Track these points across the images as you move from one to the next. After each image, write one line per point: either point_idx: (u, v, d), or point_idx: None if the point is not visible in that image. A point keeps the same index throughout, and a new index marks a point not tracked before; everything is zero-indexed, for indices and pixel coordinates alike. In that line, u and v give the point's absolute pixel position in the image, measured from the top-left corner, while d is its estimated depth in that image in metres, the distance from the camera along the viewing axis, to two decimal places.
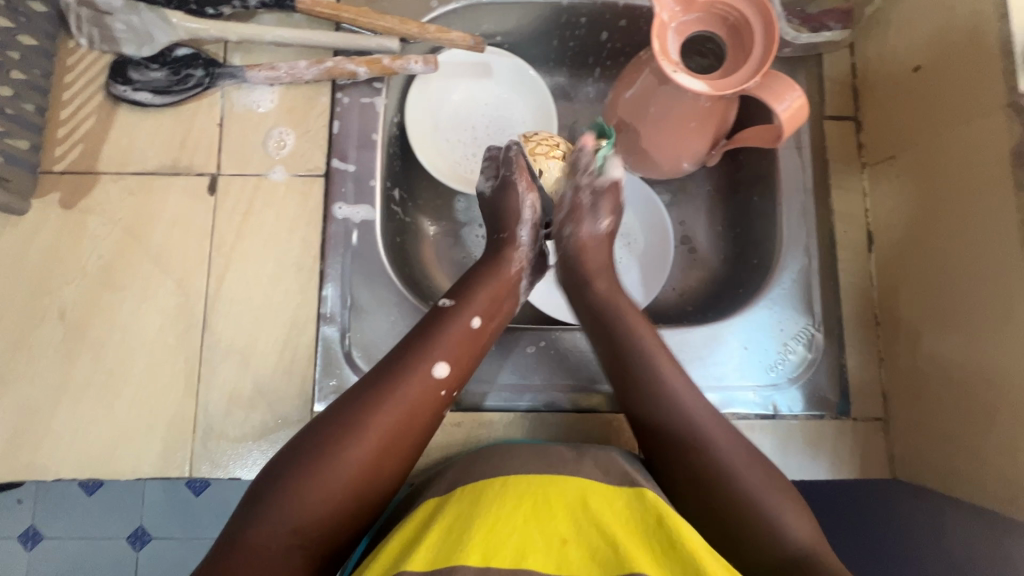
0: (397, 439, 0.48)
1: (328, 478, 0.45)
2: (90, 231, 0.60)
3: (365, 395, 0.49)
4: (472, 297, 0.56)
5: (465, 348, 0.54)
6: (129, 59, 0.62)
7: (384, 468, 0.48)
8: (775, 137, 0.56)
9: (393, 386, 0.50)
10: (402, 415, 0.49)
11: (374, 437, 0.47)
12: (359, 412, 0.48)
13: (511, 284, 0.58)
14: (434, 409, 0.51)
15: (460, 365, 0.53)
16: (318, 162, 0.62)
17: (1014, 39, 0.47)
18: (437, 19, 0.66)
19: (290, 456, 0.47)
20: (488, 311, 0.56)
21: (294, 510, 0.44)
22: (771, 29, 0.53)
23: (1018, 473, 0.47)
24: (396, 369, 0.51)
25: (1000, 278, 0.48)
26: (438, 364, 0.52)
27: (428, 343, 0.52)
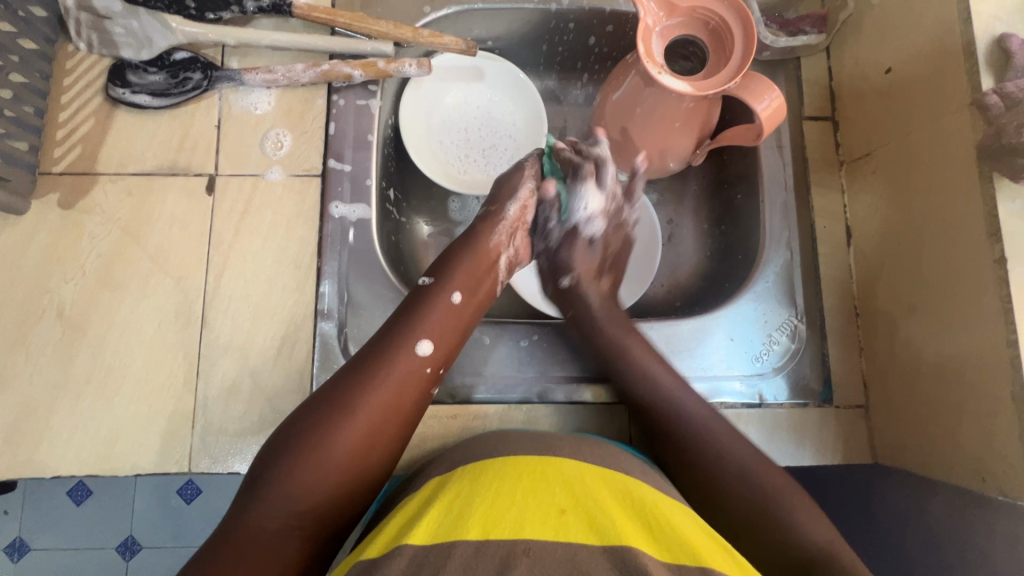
0: (384, 416, 0.50)
1: (319, 459, 0.47)
2: (88, 231, 0.60)
3: (351, 376, 0.50)
4: (452, 276, 0.57)
5: (448, 325, 0.55)
6: (128, 62, 0.63)
7: (374, 445, 0.49)
8: (754, 136, 0.59)
9: (378, 365, 0.51)
10: (388, 393, 0.50)
11: (361, 416, 0.49)
12: (345, 393, 0.49)
13: (492, 259, 0.60)
14: (420, 385, 0.52)
15: (444, 341, 0.54)
16: (315, 162, 0.64)
17: (976, 40, 0.50)
18: (430, 24, 0.69)
19: (282, 441, 0.48)
20: (468, 288, 0.57)
21: (290, 492, 0.45)
22: (749, 32, 0.55)
23: (992, 451, 0.49)
24: (379, 350, 0.52)
25: (969, 267, 0.51)
26: (422, 342, 0.53)
27: (411, 323, 0.54)
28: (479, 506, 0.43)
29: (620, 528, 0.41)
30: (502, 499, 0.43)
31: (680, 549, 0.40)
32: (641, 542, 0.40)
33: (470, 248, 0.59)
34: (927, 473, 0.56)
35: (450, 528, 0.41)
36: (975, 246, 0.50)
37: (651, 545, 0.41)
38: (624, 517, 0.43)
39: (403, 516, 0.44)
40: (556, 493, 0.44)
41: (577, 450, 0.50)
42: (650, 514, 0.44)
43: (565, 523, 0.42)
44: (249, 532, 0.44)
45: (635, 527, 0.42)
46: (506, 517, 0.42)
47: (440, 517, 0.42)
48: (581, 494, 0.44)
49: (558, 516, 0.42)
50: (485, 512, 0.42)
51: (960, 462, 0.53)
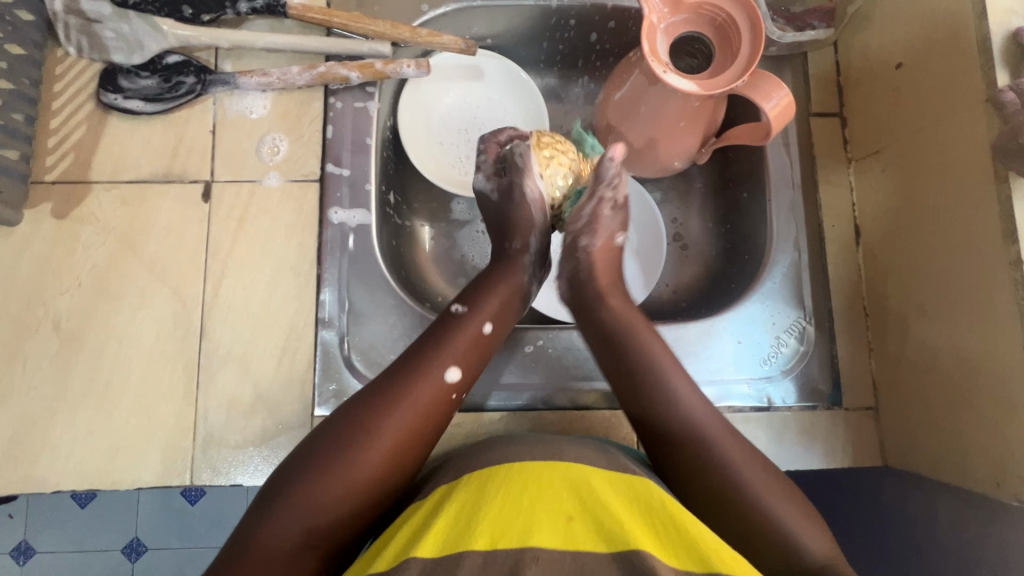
0: (410, 441, 0.49)
1: (340, 482, 0.46)
2: (83, 241, 0.59)
3: (378, 401, 0.49)
4: (483, 301, 0.56)
5: (475, 352, 0.54)
6: (119, 66, 0.62)
7: (396, 469, 0.48)
8: (763, 135, 0.58)
9: (409, 391, 0.50)
10: (417, 418, 0.49)
11: (386, 440, 0.48)
12: (372, 416, 0.48)
13: (518, 290, 0.59)
14: (446, 410, 0.52)
15: (472, 366, 0.54)
16: (312, 167, 0.62)
17: (992, 36, 0.48)
18: (428, 23, 0.67)
19: (301, 460, 0.47)
20: (498, 314, 0.56)
21: (306, 511, 0.45)
22: (757, 29, 0.54)
23: (1007, 454, 0.48)
24: (409, 374, 0.51)
25: (984, 268, 0.50)
26: (450, 369, 0.52)
27: (441, 348, 0.53)
28: (486, 514, 0.42)
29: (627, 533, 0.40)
30: (509, 506, 0.42)
31: (689, 557, 0.40)
32: (650, 546, 0.40)
33: (502, 272, 0.59)
34: (940, 476, 0.55)
35: (458, 537, 0.40)
36: (990, 244, 0.49)
37: (661, 551, 0.40)
38: (633, 521, 0.42)
39: (410, 526, 0.44)
40: (565, 499, 0.43)
41: (585, 453, 0.49)
42: (660, 518, 0.43)
43: (573, 531, 0.41)
44: (260, 551, 0.43)
45: (642, 531, 0.41)
46: (515, 524, 0.41)
47: (448, 527, 0.42)
48: (588, 499, 0.43)
49: (566, 523, 0.42)
50: (493, 519, 0.41)
51: (973, 465, 0.52)
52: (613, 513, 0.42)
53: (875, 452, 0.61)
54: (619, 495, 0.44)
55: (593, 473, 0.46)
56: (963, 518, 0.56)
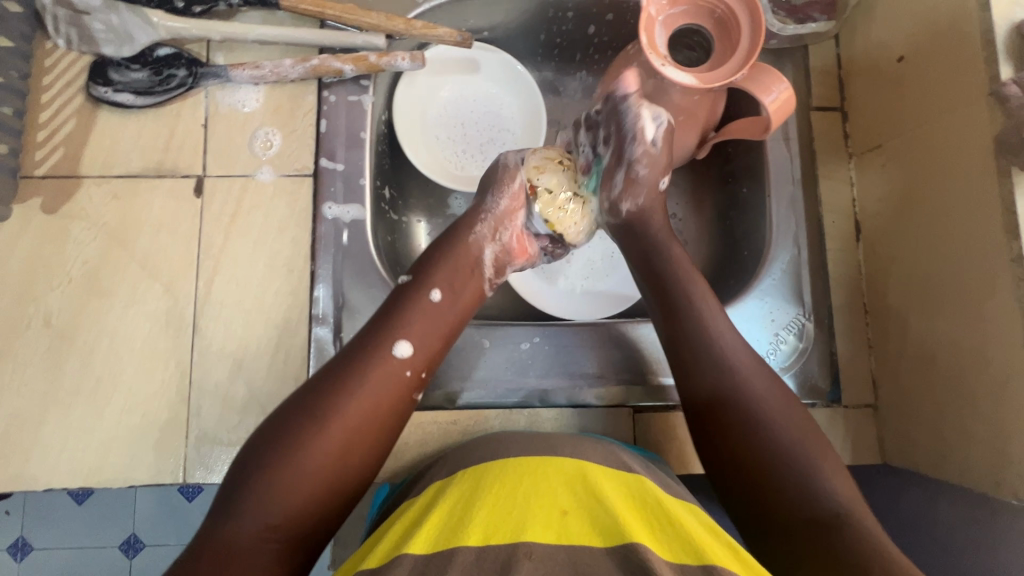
0: (360, 418, 0.48)
1: (295, 468, 0.45)
2: (74, 236, 0.58)
3: (330, 382, 0.49)
4: (431, 275, 0.55)
5: (428, 325, 0.53)
6: (109, 59, 0.61)
7: (349, 450, 0.47)
8: (762, 129, 0.57)
9: (357, 369, 0.50)
10: (365, 397, 0.49)
11: (334, 419, 0.47)
12: (323, 399, 0.48)
13: (482, 260, 0.58)
14: (400, 390, 0.51)
15: (425, 342, 0.53)
16: (306, 161, 0.61)
17: (995, 28, 0.48)
18: (423, 15, 0.66)
19: (258, 445, 0.47)
20: (449, 285, 0.55)
21: (266, 501, 0.44)
22: (757, 21, 0.53)
23: (1008, 453, 0.48)
24: (359, 353, 0.51)
25: (986, 264, 0.49)
26: (400, 345, 0.51)
27: (393, 325, 0.52)
28: (479, 511, 0.41)
29: (623, 528, 0.40)
30: (503, 502, 0.42)
31: (684, 550, 0.39)
32: (645, 540, 0.39)
33: (454, 243, 0.57)
34: (940, 474, 0.55)
35: (451, 532, 0.40)
36: (992, 240, 0.48)
37: (657, 546, 0.40)
38: (629, 515, 0.41)
39: (403, 522, 0.43)
40: (559, 493, 0.43)
41: (582, 446, 0.48)
42: (655, 512, 0.42)
43: (567, 526, 0.41)
44: (222, 545, 0.42)
45: (638, 527, 0.41)
46: (508, 519, 0.41)
47: (441, 522, 0.41)
48: (583, 494, 0.43)
49: (560, 518, 0.41)
50: (487, 515, 0.41)
51: (973, 463, 0.51)
52: (608, 508, 0.42)
53: (874, 450, 0.61)
54: (615, 488, 0.44)
55: (588, 467, 0.45)
56: (962, 515, 0.56)
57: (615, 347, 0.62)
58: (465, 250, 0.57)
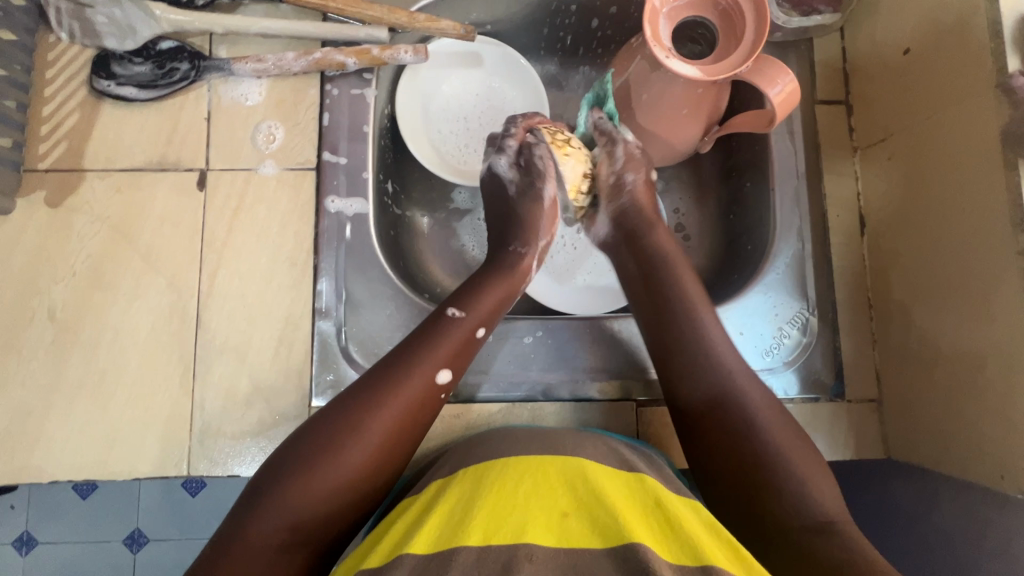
0: (398, 442, 0.49)
1: (328, 482, 0.45)
2: (77, 230, 0.58)
3: (369, 399, 0.49)
4: (478, 303, 0.56)
5: (467, 353, 0.54)
6: (112, 53, 0.61)
7: (382, 473, 0.48)
8: (767, 122, 0.57)
9: (404, 392, 0.50)
10: (405, 420, 0.49)
11: (375, 441, 0.48)
12: (361, 417, 0.48)
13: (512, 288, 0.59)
14: (432, 414, 0.52)
15: (462, 372, 0.54)
16: (309, 155, 0.61)
17: (1003, 19, 0.47)
18: (426, 8, 0.66)
19: (292, 455, 0.46)
20: (490, 321, 0.56)
21: (294, 510, 0.44)
22: (762, 12, 0.52)
23: (1013, 448, 0.48)
24: (405, 372, 0.51)
25: (992, 258, 0.49)
26: (443, 371, 0.52)
27: (435, 348, 0.53)
28: (480, 510, 0.41)
29: (624, 527, 0.40)
30: (503, 503, 0.42)
31: (685, 550, 0.39)
32: (646, 539, 0.39)
33: (500, 275, 0.59)
34: (945, 470, 0.54)
35: (452, 532, 0.40)
36: (999, 234, 0.48)
37: (658, 546, 0.39)
38: (630, 515, 0.41)
39: (404, 523, 0.43)
40: (559, 495, 0.43)
41: (583, 446, 0.48)
42: (657, 514, 0.42)
43: (568, 527, 0.41)
44: (245, 549, 0.42)
45: (639, 526, 0.40)
46: (509, 519, 0.41)
47: (442, 522, 0.41)
48: (584, 495, 0.43)
49: (561, 520, 0.41)
50: (488, 515, 0.41)
51: (978, 458, 0.51)
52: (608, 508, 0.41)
53: (878, 445, 0.61)
54: (616, 489, 0.44)
55: (589, 468, 0.45)
56: (965, 509, 0.56)
57: (616, 341, 0.62)
58: (504, 285, 0.58)
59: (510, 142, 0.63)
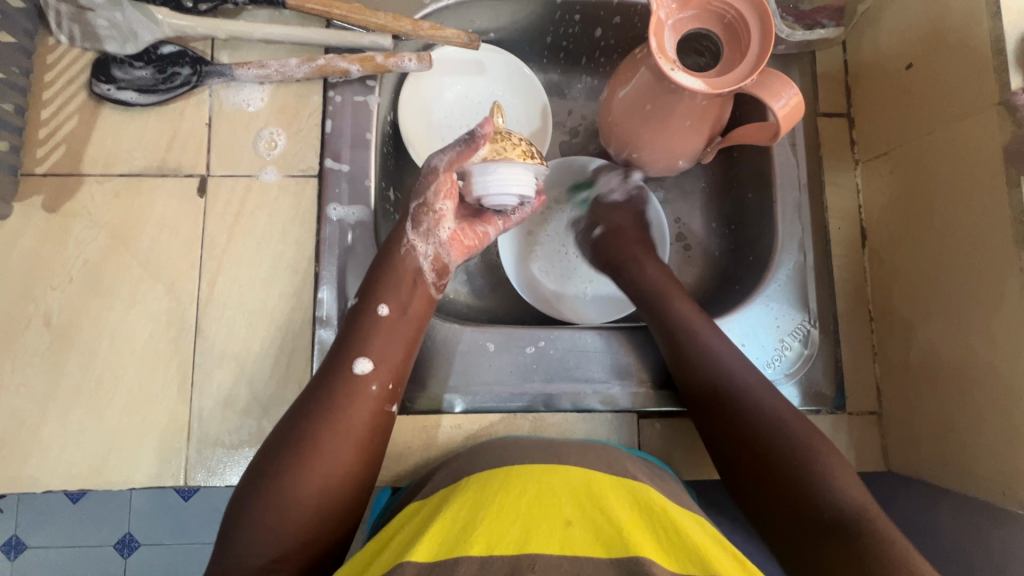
0: (337, 445, 0.47)
1: (283, 503, 0.45)
2: (75, 235, 0.58)
3: (300, 413, 0.49)
4: (379, 289, 0.54)
5: (384, 338, 0.53)
6: (113, 57, 0.60)
7: (334, 477, 0.47)
8: (770, 135, 0.57)
9: (326, 396, 0.49)
10: (334, 420, 0.48)
11: (311, 447, 0.47)
12: (292, 431, 0.48)
13: (421, 271, 0.56)
14: (371, 405, 0.50)
15: (386, 355, 0.52)
16: (311, 161, 0.61)
17: (1006, 37, 0.48)
18: (430, 15, 0.65)
19: (249, 484, 0.47)
20: (400, 300, 0.54)
21: (262, 535, 0.44)
22: (767, 26, 0.52)
23: (1015, 464, 0.48)
24: (326, 378, 0.50)
25: (995, 273, 0.49)
26: (359, 363, 0.51)
27: (351, 345, 0.52)
28: (483, 519, 0.41)
29: (628, 538, 0.40)
30: (507, 512, 0.41)
31: (689, 561, 0.39)
32: (650, 553, 0.39)
33: (387, 261, 0.56)
34: (944, 483, 0.55)
35: (455, 541, 0.39)
36: (1001, 249, 0.48)
37: (662, 558, 0.39)
38: (633, 528, 0.41)
39: (407, 530, 0.43)
40: (563, 504, 0.43)
41: (585, 457, 0.48)
42: (662, 526, 0.42)
43: (570, 536, 0.40)
44: None
45: (643, 537, 0.40)
46: (512, 528, 0.40)
47: (445, 530, 0.41)
48: (589, 504, 0.43)
49: (564, 529, 0.41)
50: (492, 524, 0.41)
51: (978, 472, 0.51)
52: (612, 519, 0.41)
53: (879, 458, 0.61)
54: (620, 500, 0.43)
55: (593, 479, 0.45)
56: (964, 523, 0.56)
57: (620, 351, 0.62)
58: (408, 262, 0.56)
59: (409, 221, 0.56)
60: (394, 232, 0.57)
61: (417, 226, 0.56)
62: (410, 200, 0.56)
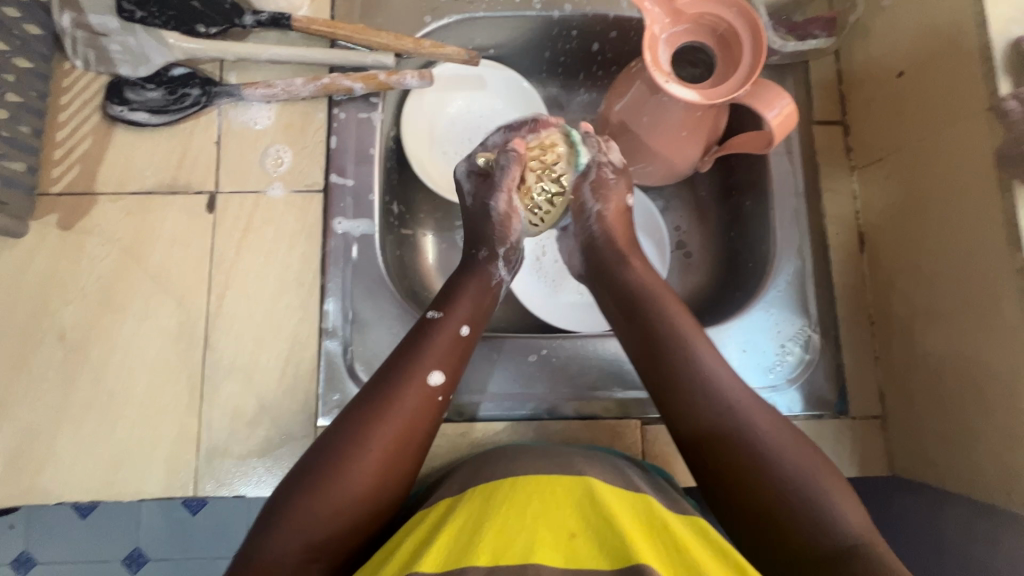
0: (400, 450, 0.49)
1: (334, 506, 0.46)
2: (88, 252, 0.59)
3: (364, 416, 0.49)
4: (459, 300, 0.56)
5: (456, 355, 0.54)
6: (125, 79, 0.62)
7: (388, 481, 0.48)
8: (765, 144, 0.58)
9: (394, 403, 0.50)
10: (398, 430, 0.49)
11: (374, 449, 0.48)
12: (357, 435, 0.48)
13: (493, 288, 0.58)
14: (433, 420, 0.51)
15: (455, 374, 0.53)
16: (316, 177, 0.63)
17: (993, 45, 0.49)
18: (431, 34, 0.67)
19: (299, 476, 0.47)
20: (474, 315, 0.56)
21: (302, 534, 0.45)
22: (757, 39, 0.54)
23: (1018, 467, 0.48)
24: (396, 381, 0.51)
25: (991, 276, 0.49)
26: (432, 375, 0.52)
27: (422, 356, 0.52)
28: (489, 528, 0.42)
29: (632, 545, 0.40)
30: (512, 523, 0.42)
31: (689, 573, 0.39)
32: (651, 558, 0.39)
33: (470, 271, 0.58)
34: (948, 487, 0.55)
35: (461, 552, 0.40)
36: (996, 253, 0.49)
37: (661, 565, 0.39)
38: (636, 537, 0.41)
39: (411, 542, 0.43)
40: (567, 515, 0.43)
41: (593, 467, 0.49)
42: (661, 535, 0.42)
43: (575, 547, 0.41)
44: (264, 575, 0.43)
45: (646, 547, 0.40)
46: (519, 536, 0.41)
47: (450, 542, 0.41)
48: (593, 514, 0.43)
49: (569, 541, 0.41)
50: (497, 535, 0.41)
51: (981, 476, 0.51)
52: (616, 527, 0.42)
53: (883, 463, 0.61)
54: (623, 508, 0.44)
55: (595, 487, 0.45)
56: (971, 528, 0.56)
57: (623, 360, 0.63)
58: (484, 279, 0.58)
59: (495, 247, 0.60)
60: (476, 246, 0.59)
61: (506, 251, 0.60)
62: (485, 220, 0.59)
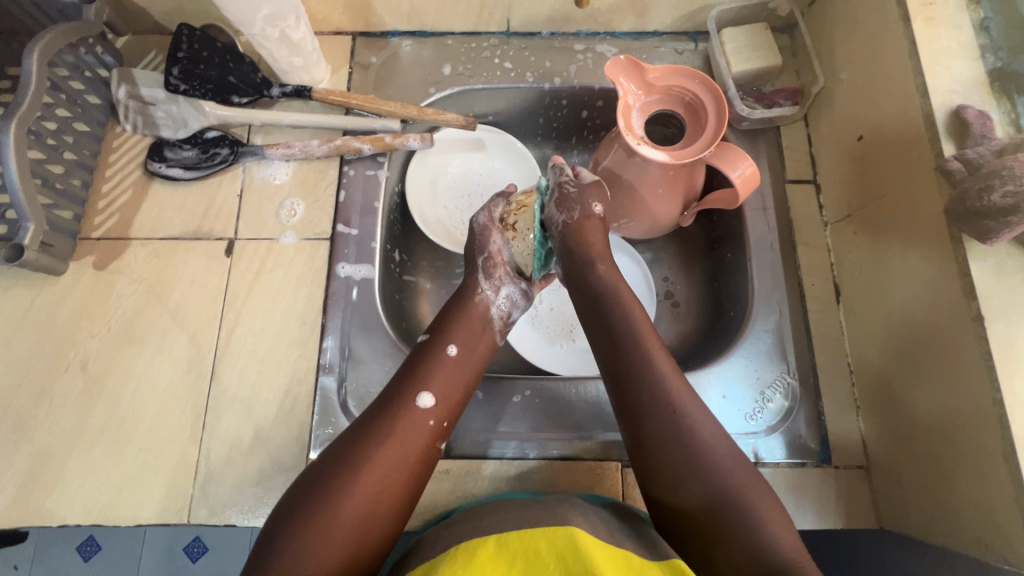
0: (392, 471, 0.51)
1: (331, 527, 0.47)
2: (117, 290, 0.66)
3: (359, 438, 0.51)
4: (450, 329, 0.59)
5: (446, 376, 0.56)
6: (166, 140, 0.71)
7: (382, 502, 0.49)
8: (733, 200, 0.62)
9: (388, 424, 0.52)
10: (390, 450, 0.51)
11: (368, 468, 0.50)
12: (352, 456, 0.50)
13: (483, 314, 0.61)
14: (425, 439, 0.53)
15: (446, 394, 0.55)
16: (325, 227, 0.69)
17: (936, 113, 0.53)
18: (434, 103, 0.76)
19: (293, 503, 0.49)
20: (465, 342, 0.59)
21: (301, 558, 0.45)
22: (721, 107, 0.60)
23: (988, 514, 0.48)
24: (388, 405, 0.54)
25: (952, 325, 0.51)
26: (424, 397, 0.54)
27: (415, 379, 0.55)
28: None
29: None
30: None
31: None
32: None
33: (460, 301, 0.61)
34: (932, 539, 0.54)
35: None
36: (952, 303, 0.51)
37: None
38: None
39: None
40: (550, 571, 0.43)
41: (576, 514, 0.49)
42: None
43: None
44: None
45: None
46: None
47: None
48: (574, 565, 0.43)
49: None
50: None
51: (964, 527, 0.50)
52: None
53: (869, 515, 0.60)
54: (606, 558, 0.44)
55: (579, 538, 0.45)
56: None
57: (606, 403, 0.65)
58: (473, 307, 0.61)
59: (479, 274, 0.62)
60: (468, 283, 0.62)
61: (487, 275, 0.62)
62: (475, 256, 0.63)
